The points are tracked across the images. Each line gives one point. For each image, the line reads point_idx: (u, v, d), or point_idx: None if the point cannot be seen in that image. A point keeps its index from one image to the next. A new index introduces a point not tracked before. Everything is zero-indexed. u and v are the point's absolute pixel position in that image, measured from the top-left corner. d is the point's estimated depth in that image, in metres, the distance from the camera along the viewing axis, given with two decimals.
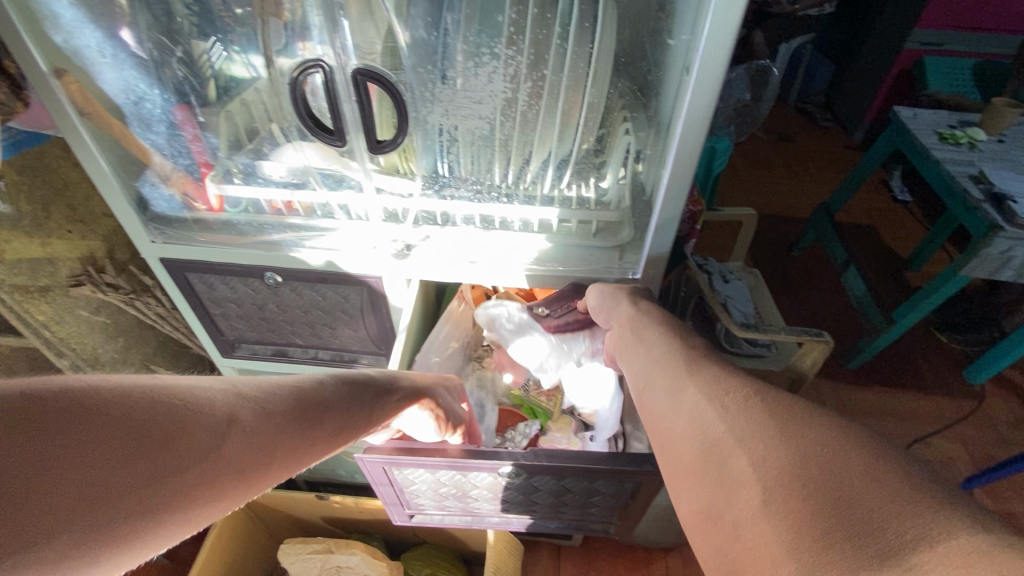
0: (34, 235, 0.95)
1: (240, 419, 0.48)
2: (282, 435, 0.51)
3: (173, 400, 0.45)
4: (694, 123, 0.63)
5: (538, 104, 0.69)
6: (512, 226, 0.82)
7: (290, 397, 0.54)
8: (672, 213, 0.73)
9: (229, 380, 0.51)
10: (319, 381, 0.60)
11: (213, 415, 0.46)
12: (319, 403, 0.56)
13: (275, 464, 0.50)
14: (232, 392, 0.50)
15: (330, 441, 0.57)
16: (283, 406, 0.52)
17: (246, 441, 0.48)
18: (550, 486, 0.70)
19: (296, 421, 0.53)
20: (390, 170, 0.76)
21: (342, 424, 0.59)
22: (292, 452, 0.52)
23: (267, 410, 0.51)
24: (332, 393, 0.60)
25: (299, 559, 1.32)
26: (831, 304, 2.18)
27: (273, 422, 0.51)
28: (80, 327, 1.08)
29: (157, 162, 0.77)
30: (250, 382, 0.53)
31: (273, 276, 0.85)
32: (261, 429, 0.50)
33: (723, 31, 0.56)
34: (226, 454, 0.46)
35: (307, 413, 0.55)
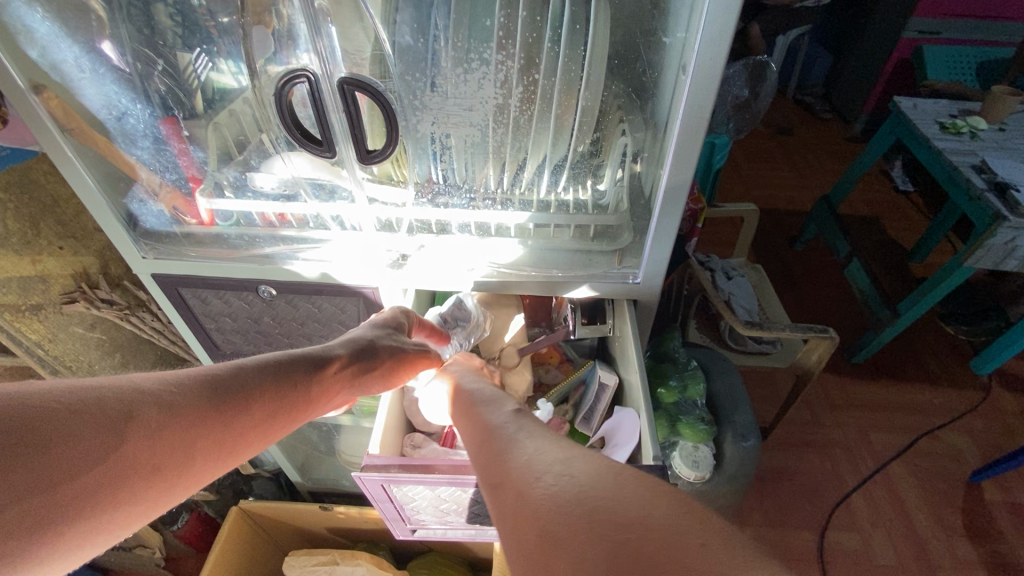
0: (24, 253, 0.94)
1: (142, 413, 0.46)
2: (191, 428, 0.49)
3: (62, 395, 0.42)
4: (693, 123, 0.62)
5: (531, 111, 0.68)
6: (509, 232, 0.80)
7: (199, 386, 0.52)
8: (673, 218, 0.71)
9: (125, 376, 0.48)
10: (235, 367, 0.56)
11: (110, 409, 0.44)
12: (232, 388, 0.54)
13: (188, 453, 0.49)
14: (131, 383, 0.47)
15: (254, 423, 0.55)
16: (191, 397, 0.50)
17: (149, 435, 0.46)
18: None
19: (209, 409, 0.51)
20: (383, 179, 0.75)
21: (270, 405, 0.57)
22: (206, 437, 0.50)
23: (171, 400, 0.49)
24: (253, 376, 0.57)
25: (303, 571, 1.31)
26: (835, 297, 2.16)
27: (179, 413, 0.49)
28: (73, 345, 1.06)
29: (144, 177, 0.74)
30: (153, 372, 0.50)
31: (268, 289, 0.84)
32: (165, 422, 0.47)
33: (720, 30, 0.55)
34: (126, 450, 0.44)
35: (219, 406, 0.52)
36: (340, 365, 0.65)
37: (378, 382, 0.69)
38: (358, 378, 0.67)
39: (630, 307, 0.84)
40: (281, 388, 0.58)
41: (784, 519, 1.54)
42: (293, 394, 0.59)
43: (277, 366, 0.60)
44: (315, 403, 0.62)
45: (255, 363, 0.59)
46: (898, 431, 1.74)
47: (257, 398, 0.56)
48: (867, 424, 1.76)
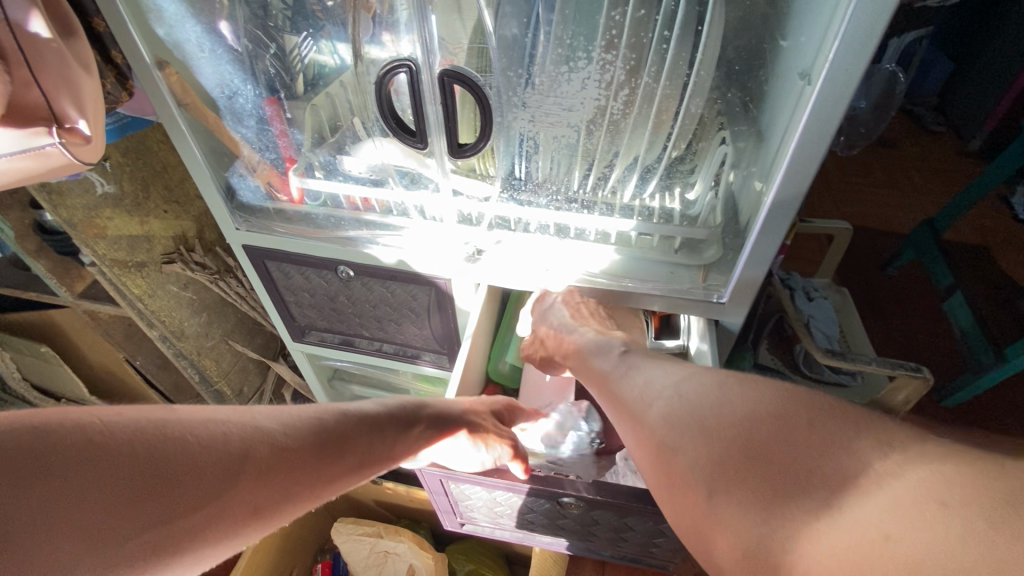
0: (135, 214, 1.02)
1: (255, 452, 0.49)
2: (300, 469, 0.53)
3: (192, 427, 0.47)
4: (813, 141, 0.57)
5: (630, 116, 0.65)
6: (588, 236, 0.78)
7: (302, 434, 0.54)
8: (774, 239, 0.66)
9: (249, 412, 0.53)
10: (341, 415, 0.59)
11: (230, 447, 0.48)
12: (335, 436, 0.57)
13: (287, 496, 0.51)
14: (247, 420, 0.51)
15: (344, 472, 0.57)
16: (302, 441, 0.54)
17: (257, 475, 0.49)
18: (610, 520, 0.67)
19: (313, 455, 0.54)
20: (466, 171, 0.74)
21: (363, 457, 0.59)
22: (305, 479, 0.53)
23: (283, 441, 0.52)
24: (356, 427, 0.60)
25: (349, 538, 1.36)
26: (928, 332, 1.96)
27: (288, 454, 0.52)
28: (169, 302, 1.13)
29: (246, 154, 0.78)
30: (268, 412, 0.54)
31: (346, 270, 0.86)
32: (275, 464, 0.51)
33: (861, 38, 0.49)
34: (239, 487, 0.48)
35: (321, 450, 0.55)
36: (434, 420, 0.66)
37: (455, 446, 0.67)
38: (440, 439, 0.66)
39: (711, 327, 0.79)
40: (376, 439, 0.61)
41: None
42: (386, 451, 0.61)
43: (379, 415, 0.62)
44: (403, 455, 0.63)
45: (358, 411, 0.61)
46: None
47: (354, 449, 0.58)
48: None
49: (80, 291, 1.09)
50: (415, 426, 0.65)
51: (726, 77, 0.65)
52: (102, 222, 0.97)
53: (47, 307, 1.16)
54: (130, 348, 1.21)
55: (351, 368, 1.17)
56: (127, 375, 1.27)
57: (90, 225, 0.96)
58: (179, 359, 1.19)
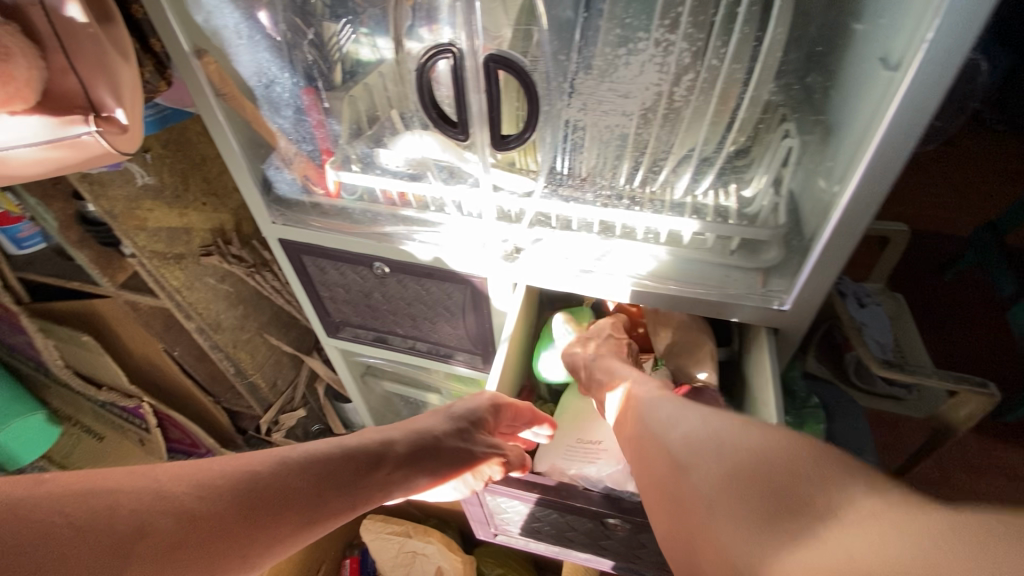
0: (174, 206, 1.02)
1: (158, 525, 0.44)
2: (222, 534, 0.48)
3: (79, 504, 0.42)
4: (901, 134, 0.50)
5: (688, 105, 0.59)
6: (637, 236, 0.73)
7: (230, 493, 0.50)
8: (845, 243, 0.59)
9: (154, 478, 0.47)
10: (278, 463, 0.55)
11: (121, 524, 0.42)
12: (264, 492, 0.52)
13: (210, 569, 0.46)
14: (147, 489, 0.46)
15: (281, 532, 0.52)
16: (224, 505, 0.49)
17: (160, 550, 0.43)
18: (657, 544, 0.68)
19: (236, 517, 0.49)
20: (506, 165, 0.71)
21: (303, 510, 0.54)
22: (229, 546, 0.48)
23: (191, 508, 0.47)
24: (294, 479, 0.55)
25: (378, 537, 1.34)
26: (993, 344, 1.82)
27: (201, 522, 0.47)
28: (206, 294, 1.14)
29: (283, 145, 0.77)
30: (181, 474, 0.49)
31: (381, 266, 0.84)
32: (183, 535, 0.45)
33: (971, 12, 0.43)
34: (136, 568, 0.42)
35: (250, 512, 0.50)
36: (397, 461, 0.64)
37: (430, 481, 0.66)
38: (405, 479, 0.64)
39: (770, 337, 0.73)
40: (320, 491, 0.57)
41: None
42: (334, 498, 0.57)
43: (322, 463, 0.59)
44: (357, 503, 0.59)
45: (295, 459, 0.57)
46: None
47: (291, 505, 0.54)
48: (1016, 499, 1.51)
49: (122, 281, 1.11)
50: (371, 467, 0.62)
51: (806, 60, 0.60)
52: (142, 214, 0.98)
53: (92, 297, 1.18)
54: (168, 339, 1.23)
55: (384, 365, 1.16)
56: (165, 366, 1.29)
57: (131, 217, 0.96)
58: (215, 352, 1.20)
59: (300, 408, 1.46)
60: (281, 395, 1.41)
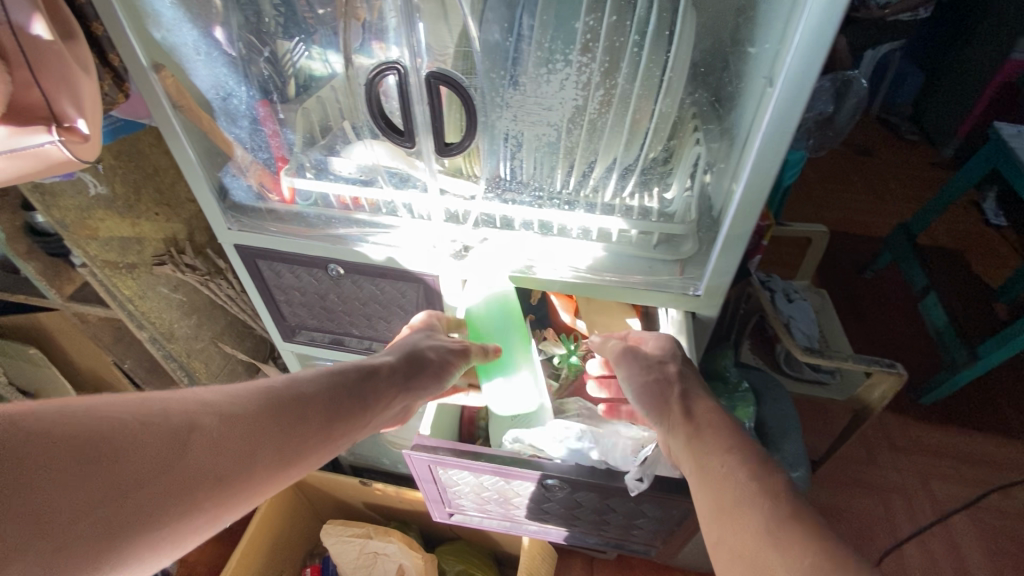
0: (126, 215, 1.03)
1: (203, 424, 0.54)
2: (255, 431, 0.58)
3: (140, 409, 0.51)
4: (776, 138, 0.60)
5: (609, 118, 0.69)
6: (571, 234, 0.81)
7: (255, 399, 0.60)
8: (742, 233, 0.70)
9: (188, 392, 0.57)
10: (291, 380, 0.65)
11: (173, 421, 0.52)
12: (285, 401, 0.62)
13: (252, 456, 0.57)
14: (190, 403, 0.55)
15: (304, 429, 0.62)
16: (252, 409, 0.59)
17: (209, 441, 0.54)
18: (592, 502, 0.76)
19: (267, 417, 0.59)
20: (453, 171, 0.77)
21: (319, 411, 0.64)
22: (265, 438, 0.58)
23: (230, 413, 0.57)
24: (308, 387, 0.65)
25: (339, 540, 1.36)
26: (905, 333, 2.02)
27: (239, 421, 0.57)
28: (159, 303, 1.14)
29: (240, 155, 0.81)
30: (211, 391, 0.59)
31: (336, 268, 0.88)
32: (225, 429, 0.56)
33: (815, 42, 0.53)
34: (191, 455, 0.52)
35: (275, 415, 0.60)
36: (393, 369, 0.73)
37: (428, 386, 0.75)
38: (406, 386, 0.73)
39: (687, 319, 0.83)
40: (334, 397, 0.67)
41: None
42: (346, 403, 0.67)
43: (333, 377, 0.68)
44: (369, 407, 0.69)
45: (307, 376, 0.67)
46: (964, 483, 1.66)
47: (310, 408, 0.64)
48: (926, 469, 1.69)
49: (69, 293, 1.10)
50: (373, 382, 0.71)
51: (693, 79, 0.71)
52: (94, 223, 0.99)
53: (36, 309, 1.17)
54: (118, 351, 1.22)
55: None
56: (115, 378, 1.27)
57: (82, 226, 0.97)
58: (169, 362, 1.20)
59: None
60: None
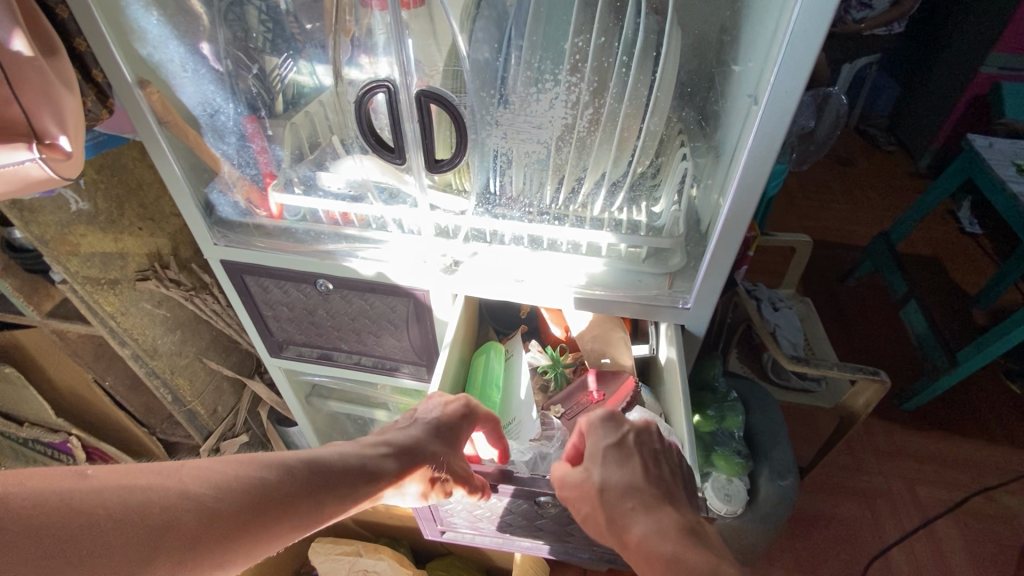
0: (108, 231, 1.02)
1: (180, 522, 0.47)
2: (231, 539, 0.50)
3: (120, 496, 0.46)
4: (761, 154, 0.62)
5: (600, 136, 0.69)
6: (561, 248, 0.81)
7: (242, 494, 0.52)
8: (729, 247, 0.71)
9: (171, 475, 0.50)
10: (286, 472, 0.57)
11: (152, 520, 0.46)
12: (272, 502, 0.54)
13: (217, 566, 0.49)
14: (174, 488, 0.49)
15: (281, 538, 0.54)
16: (234, 507, 0.51)
17: (181, 547, 0.47)
18: None
19: (248, 519, 0.52)
20: (444, 186, 0.78)
21: (307, 517, 0.56)
22: (241, 545, 0.51)
23: (211, 508, 0.50)
24: (296, 487, 0.57)
25: (328, 559, 1.34)
26: (887, 339, 2.06)
27: (218, 521, 0.50)
28: (142, 319, 1.12)
29: (225, 171, 0.79)
30: (197, 471, 0.52)
31: (325, 283, 0.88)
32: (200, 533, 0.48)
33: (797, 64, 0.55)
34: (157, 566, 0.45)
35: (256, 517, 0.52)
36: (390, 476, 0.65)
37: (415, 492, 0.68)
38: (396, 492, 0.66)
39: (677, 331, 0.83)
40: (323, 501, 0.58)
41: (816, 567, 1.50)
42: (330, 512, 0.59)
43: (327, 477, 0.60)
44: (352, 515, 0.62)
45: (298, 460, 0.59)
46: (948, 487, 1.69)
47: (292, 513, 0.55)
48: (912, 475, 1.71)
49: (48, 310, 1.08)
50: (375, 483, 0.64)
51: (680, 97, 0.74)
52: (75, 239, 0.97)
53: (13, 327, 1.14)
54: (99, 369, 1.19)
55: (330, 382, 1.18)
56: (94, 397, 1.24)
57: (63, 242, 0.95)
58: (151, 378, 1.18)
59: (243, 433, 1.43)
60: (221, 422, 1.38)
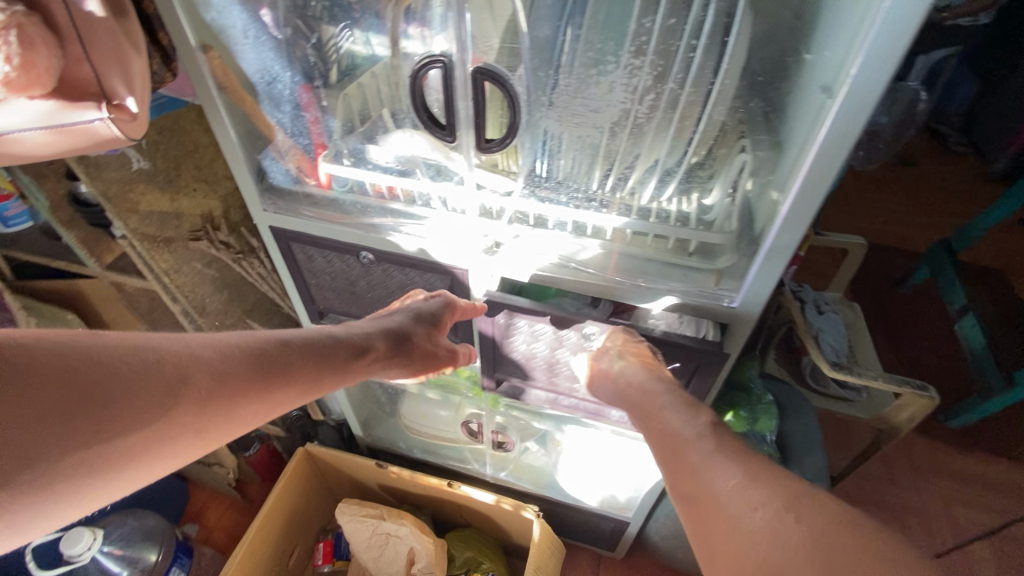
0: (166, 190, 1.06)
1: (179, 380, 0.55)
2: (240, 390, 0.60)
3: (133, 355, 0.53)
4: (830, 152, 0.58)
5: (657, 124, 0.67)
6: (605, 235, 0.80)
7: (244, 357, 0.62)
8: (784, 249, 0.68)
9: (180, 341, 0.57)
10: (280, 342, 0.67)
11: (169, 375, 0.54)
12: (272, 363, 0.64)
13: (231, 409, 0.60)
14: (172, 356, 0.55)
15: (281, 393, 0.65)
16: (238, 366, 0.61)
17: (197, 398, 0.56)
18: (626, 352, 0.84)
19: (255, 377, 0.62)
20: (489, 166, 0.77)
21: (301, 379, 0.67)
22: (249, 396, 0.61)
23: (204, 374, 0.57)
24: (293, 355, 0.67)
25: (352, 519, 1.38)
26: (937, 352, 1.96)
27: (226, 382, 0.59)
28: (193, 278, 1.17)
29: (279, 139, 0.81)
30: (203, 340, 0.60)
31: (368, 255, 0.89)
32: (213, 386, 0.58)
33: (883, 57, 0.51)
34: (170, 413, 0.54)
35: (258, 375, 0.62)
36: (381, 353, 0.77)
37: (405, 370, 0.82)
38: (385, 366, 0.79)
39: (719, 330, 0.80)
40: (316, 368, 0.69)
41: None
42: (327, 378, 0.70)
43: (319, 348, 0.70)
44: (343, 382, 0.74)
45: (281, 344, 0.66)
46: (986, 511, 1.62)
47: (289, 375, 0.65)
48: (951, 496, 1.66)
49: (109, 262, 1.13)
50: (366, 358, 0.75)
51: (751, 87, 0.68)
52: (135, 197, 1.01)
53: (76, 276, 1.20)
54: (152, 321, 1.26)
55: None
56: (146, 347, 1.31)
57: (123, 200, 1.00)
58: (199, 335, 1.23)
59: None
60: None
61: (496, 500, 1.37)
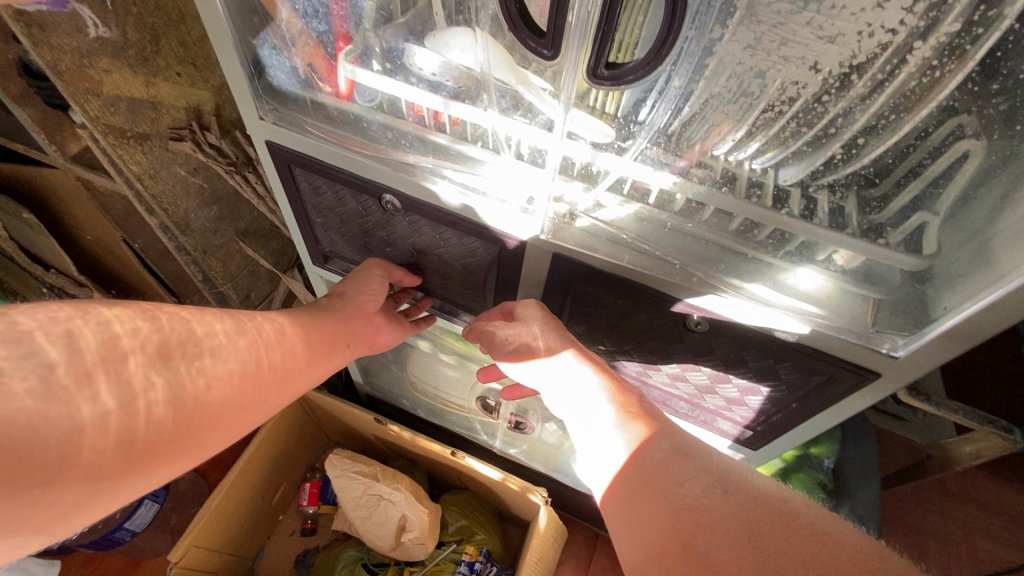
0: (140, 71, 0.81)
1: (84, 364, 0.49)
2: (163, 375, 0.55)
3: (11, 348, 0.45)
4: None
5: (900, 67, 0.43)
6: (731, 225, 0.55)
7: (150, 338, 0.56)
8: (1009, 312, 0.44)
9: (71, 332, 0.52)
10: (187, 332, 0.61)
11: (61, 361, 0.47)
12: (181, 342, 0.58)
13: (162, 397, 0.54)
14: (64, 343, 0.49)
15: (207, 376, 0.59)
16: (148, 347, 0.55)
17: (109, 385, 0.50)
18: (727, 351, 0.63)
19: (168, 356, 0.56)
20: (581, 96, 0.52)
21: (228, 359, 0.62)
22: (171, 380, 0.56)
23: (107, 358, 0.51)
24: (207, 334, 0.61)
25: (343, 475, 1.27)
26: None
27: (134, 365, 0.53)
28: (174, 187, 0.95)
29: (285, 19, 0.55)
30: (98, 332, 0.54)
31: (392, 200, 0.66)
32: (124, 369, 0.52)
33: None
34: (82, 412, 0.47)
35: (173, 358, 0.57)
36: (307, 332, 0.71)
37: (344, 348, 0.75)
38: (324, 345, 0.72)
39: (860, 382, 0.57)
40: (240, 347, 0.63)
41: None
42: (263, 358, 0.65)
43: (241, 330, 0.65)
44: (287, 359, 0.68)
45: (187, 326, 0.60)
46: None
47: (210, 353, 0.60)
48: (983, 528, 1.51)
49: (73, 154, 0.91)
50: (278, 337, 0.67)
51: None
52: (97, 74, 0.77)
53: (36, 164, 0.99)
54: (129, 229, 1.06)
55: None
56: (122, 257, 1.12)
57: (81, 77, 0.75)
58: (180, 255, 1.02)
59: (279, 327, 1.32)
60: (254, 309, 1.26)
61: (503, 478, 1.22)
